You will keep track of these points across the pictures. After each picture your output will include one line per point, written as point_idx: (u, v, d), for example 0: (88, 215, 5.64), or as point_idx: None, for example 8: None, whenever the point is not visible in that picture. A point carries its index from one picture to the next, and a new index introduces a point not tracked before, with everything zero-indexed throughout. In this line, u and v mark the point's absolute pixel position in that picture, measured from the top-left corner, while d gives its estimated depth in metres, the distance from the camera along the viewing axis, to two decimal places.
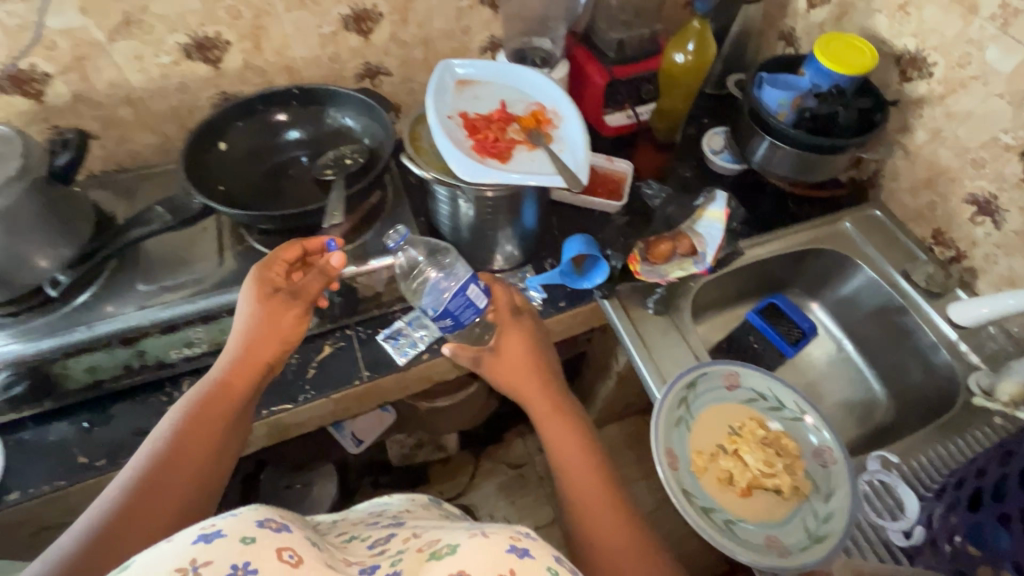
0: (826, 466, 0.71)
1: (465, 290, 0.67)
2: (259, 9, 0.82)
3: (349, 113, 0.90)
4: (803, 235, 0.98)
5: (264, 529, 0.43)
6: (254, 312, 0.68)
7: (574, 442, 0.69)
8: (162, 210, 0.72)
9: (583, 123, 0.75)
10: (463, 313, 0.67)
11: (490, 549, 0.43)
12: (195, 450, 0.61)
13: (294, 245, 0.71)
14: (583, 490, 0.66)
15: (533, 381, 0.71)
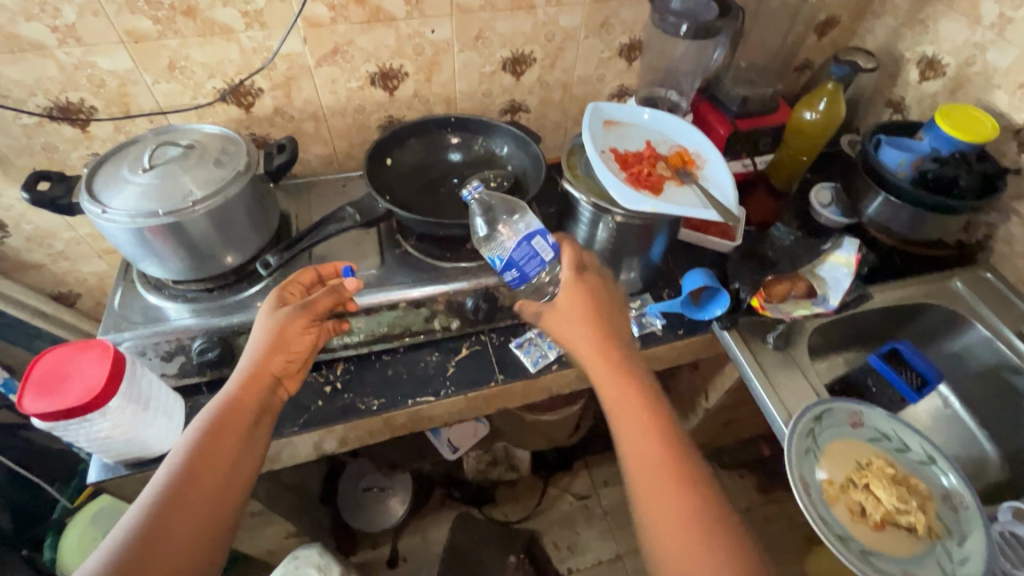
0: (958, 511, 0.73)
1: (528, 241, 0.71)
2: (439, 48, 0.94)
3: (498, 143, 1.00)
4: (916, 289, 1.00)
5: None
6: (267, 329, 0.72)
7: (644, 415, 0.63)
8: (352, 210, 0.83)
9: (730, 166, 0.83)
10: (527, 263, 0.71)
11: None
12: (217, 458, 0.62)
13: (310, 271, 0.81)
14: (654, 458, 0.60)
15: (597, 348, 0.68)
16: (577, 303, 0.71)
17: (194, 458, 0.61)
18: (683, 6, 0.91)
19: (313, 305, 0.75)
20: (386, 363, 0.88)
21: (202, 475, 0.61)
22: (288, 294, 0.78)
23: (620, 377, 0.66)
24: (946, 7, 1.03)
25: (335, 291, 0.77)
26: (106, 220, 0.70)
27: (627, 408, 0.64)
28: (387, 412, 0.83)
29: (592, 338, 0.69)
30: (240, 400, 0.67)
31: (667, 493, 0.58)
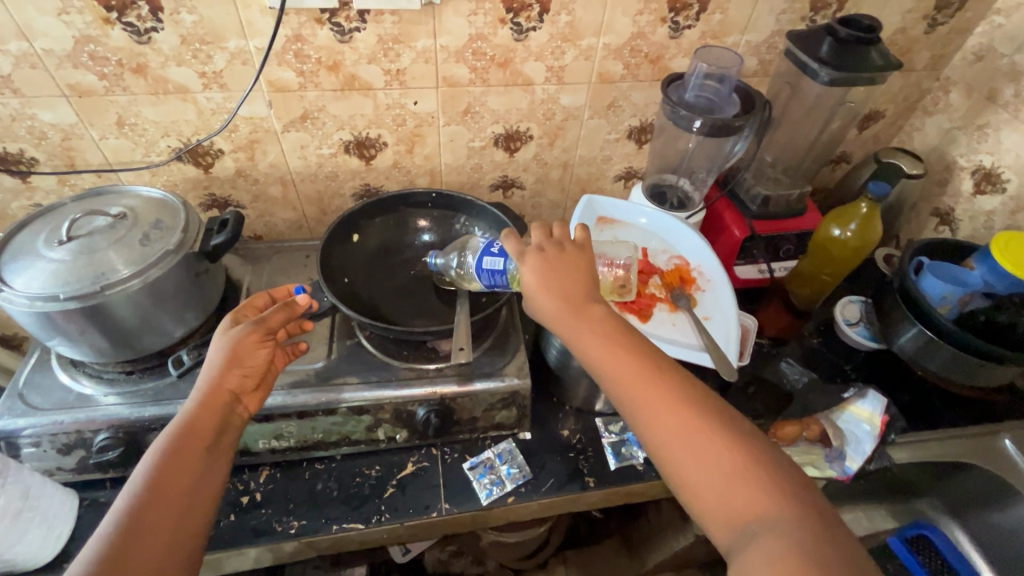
0: None
1: (477, 264, 0.70)
2: (422, 120, 0.85)
3: (480, 223, 0.88)
4: (954, 443, 0.83)
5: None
6: (220, 349, 0.62)
7: (633, 361, 0.54)
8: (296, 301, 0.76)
9: (735, 294, 0.70)
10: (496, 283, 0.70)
11: None
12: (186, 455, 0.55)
13: (262, 294, 0.71)
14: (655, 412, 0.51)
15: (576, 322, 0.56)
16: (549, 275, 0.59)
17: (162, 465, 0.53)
18: (698, 97, 0.82)
19: (267, 320, 0.66)
20: (317, 474, 0.77)
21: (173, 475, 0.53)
22: (241, 315, 0.68)
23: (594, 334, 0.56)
24: (1011, 117, 0.90)
25: (288, 306, 0.68)
26: (5, 300, 0.62)
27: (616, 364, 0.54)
28: (305, 538, 0.71)
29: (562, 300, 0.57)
30: (201, 415, 0.58)
31: (676, 442, 0.50)
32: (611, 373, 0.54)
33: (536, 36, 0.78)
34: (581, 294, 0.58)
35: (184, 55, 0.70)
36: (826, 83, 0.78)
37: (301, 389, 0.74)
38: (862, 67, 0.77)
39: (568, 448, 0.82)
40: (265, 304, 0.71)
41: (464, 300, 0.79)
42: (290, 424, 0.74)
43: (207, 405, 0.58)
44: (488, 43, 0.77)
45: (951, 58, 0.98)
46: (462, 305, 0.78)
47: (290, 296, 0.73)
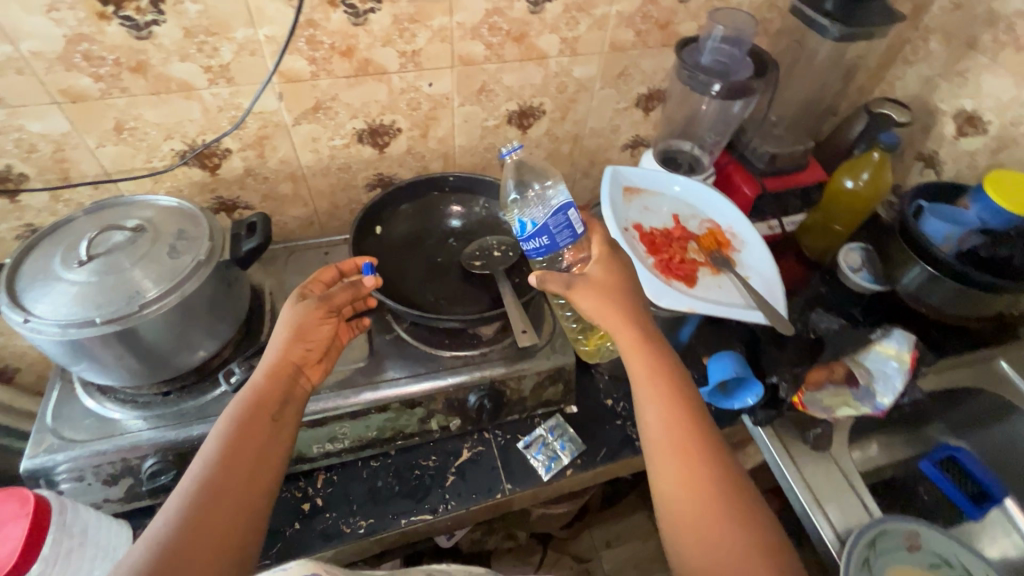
0: None
1: (567, 211, 0.60)
2: (437, 102, 0.82)
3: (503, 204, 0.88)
4: (961, 372, 0.92)
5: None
6: (290, 321, 0.61)
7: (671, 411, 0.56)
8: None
9: (771, 253, 0.74)
10: (560, 236, 0.60)
11: None
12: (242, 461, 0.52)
13: (329, 268, 0.68)
14: (681, 482, 0.52)
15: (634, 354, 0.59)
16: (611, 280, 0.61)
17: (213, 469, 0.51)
18: (713, 60, 0.83)
19: (331, 297, 0.64)
20: (374, 472, 0.76)
21: (223, 483, 0.50)
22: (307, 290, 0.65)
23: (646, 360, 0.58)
24: (989, 61, 0.94)
25: (352, 286, 0.66)
26: (30, 331, 0.58)
27: (660, 417, 0.56)
28: (375, 536, 0.71)
29: (622, 315, 0.59)
30: (268, 387, 0.57)
31: (702, 515, 0.50)
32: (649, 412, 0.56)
33: (551, 8, 0.76)
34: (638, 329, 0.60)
35: (187, 49, 0.65)
36: (835, 39, 0.80)
37: (350, 389, 0.73)
38: (864, 21, 0.79)
39: (614, 417, 0.84)
40: (333, 279, 0.68)
41: (506, 281, 0.78)
42: (344, 426, 0.72)
43: (277, 378, 0.58)
44: (503, 17, 0.75)
45: (929, 7, 1.01)
46: (503, 287, 0.78)
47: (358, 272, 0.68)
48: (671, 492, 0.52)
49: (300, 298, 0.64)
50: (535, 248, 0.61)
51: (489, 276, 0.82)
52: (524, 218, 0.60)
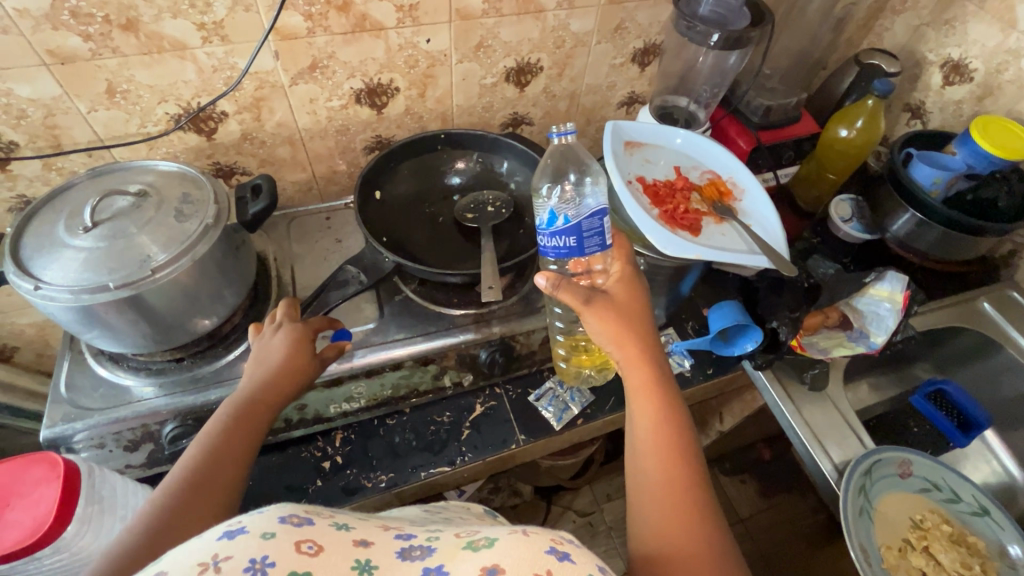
0: (1016, 569, 0.70)
1: (604, 214, 0.57)
2: (434, 59, 0.81)
3: (498, 155, 0.88)
4: (945, 313, 0.95)
5: (285, 524, 0.40)
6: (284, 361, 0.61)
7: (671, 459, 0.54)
8: (355, 270, 0.74)
9: (772, 201, 0.76)
10: (585, 244, 0.57)
11: (530, 547, 0.41)
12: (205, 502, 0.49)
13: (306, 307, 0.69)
14: (668, 513, 0.51)
15: (644, 396, 0.57)
16: (629, 299, 0.61)
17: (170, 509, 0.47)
18: (711, 11, 0.83)
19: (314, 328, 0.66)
20: (391, 429, 0.78)
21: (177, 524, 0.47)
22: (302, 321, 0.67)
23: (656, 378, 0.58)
24: (976, 8, 0.95)
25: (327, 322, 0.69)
26: (42, 299, 0.57)
27: (654, 445, 0.55)
28: (397, 488, 0.73)
29: (635, 345, 0.58)
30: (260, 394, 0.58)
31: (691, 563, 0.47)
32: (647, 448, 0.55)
33: None
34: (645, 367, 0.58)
35: (180, 5, 0.63)
36: None
37: (365, 349, 0.73)
38: None
39: None
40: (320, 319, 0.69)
41: (489, 237, 0.78)
42: (359, 385, 0.74)
43: (267, 385, 0.59)
44: None
45: None
46: (487, 244, 0.77)
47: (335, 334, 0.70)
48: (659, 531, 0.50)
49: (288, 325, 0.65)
50: (557, 245, 0.58)
51: (479, 228, 0.82)
52: (558, 211, 0.57)
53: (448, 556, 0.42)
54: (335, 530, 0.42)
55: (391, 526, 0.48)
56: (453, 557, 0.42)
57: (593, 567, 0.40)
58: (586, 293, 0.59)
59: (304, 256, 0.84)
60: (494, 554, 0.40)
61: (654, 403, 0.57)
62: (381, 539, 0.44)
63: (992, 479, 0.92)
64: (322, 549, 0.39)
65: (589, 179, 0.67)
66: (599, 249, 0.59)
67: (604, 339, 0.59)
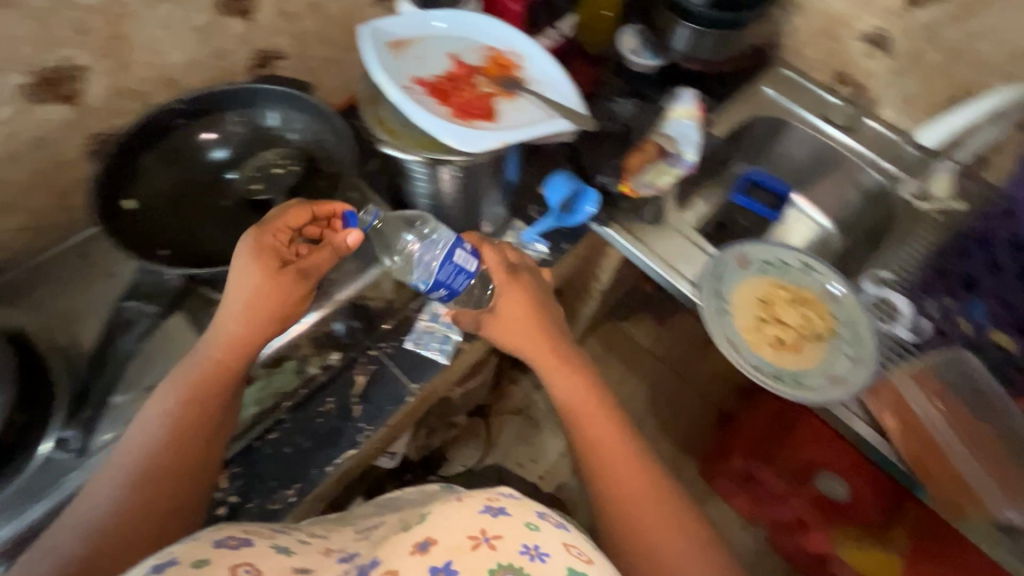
0: (840, 301, 0.81)
1: (451, 257, 0.67)
2: (110, 14, 0.63)
3: (258, 108, 0.76)
4: (737, 111, 1.04)
5: (221, 549, 0.50)
6: (263, 290, 0.60)
7: (607, 426, 0.66)
8: (136, 304, 0.64)
9: (554, 58, 0.72)
10: (453, 281, 0.67)
11: (466, 512, 0.53)
12: (173, 469, 0.56)
13: (303, 208, 0.65)
14: (611, 465, 0.63)
15: (564, 377, 0.68)
16: (512, 309, 0.69)
17: (142, 476, 0.54)
18: None
19: (273, 244, 0.62)
20: (276, 442, 0.71)
21: (152, 478, 0.55)
22: (274, 240, 0.62)
23: (570, 383, 0.68)
24: None
25: (308, 211, 0.65)
26: None
27: (584, 417, 0.66)
28: (310, 495, 0.69)
29: (542, 346, 0.69)
30: (219, 345, 0.60)
31: (636, 497, 0.62)
32: (577, 419, 0.67)
33: None
34: (552, 358, 0.69)
35: None
36: None
37: None
38: None
39: None
40: (299, 223, 0.64)
41: (285, 206, 0.69)
42: None
43: (236, 339, 0.60)
44: None
45: None
46: (283, 214, 0.69)
47: (341, 215, 0.66)
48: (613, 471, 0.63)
49: (256, 248, 0.61)
50: (439, 294, 0.70)
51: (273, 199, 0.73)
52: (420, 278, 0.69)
53: (452, 549, 0.49)
54: (272, 553, 0.54)
55: (332, 550, 0.59)
56: (458, 547, 0.49)
57: (569, 556, 0.50)
58: (473, 320, 0.71)
59: (81, 308, 0.70)
60: (438, 519, 0.53)
61: (578, 385, 0.68)
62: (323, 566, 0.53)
63: None
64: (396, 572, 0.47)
65: (432, 232, 0.74)
66: (470, 276, 0.68)
67: (516, 344, 0.70)
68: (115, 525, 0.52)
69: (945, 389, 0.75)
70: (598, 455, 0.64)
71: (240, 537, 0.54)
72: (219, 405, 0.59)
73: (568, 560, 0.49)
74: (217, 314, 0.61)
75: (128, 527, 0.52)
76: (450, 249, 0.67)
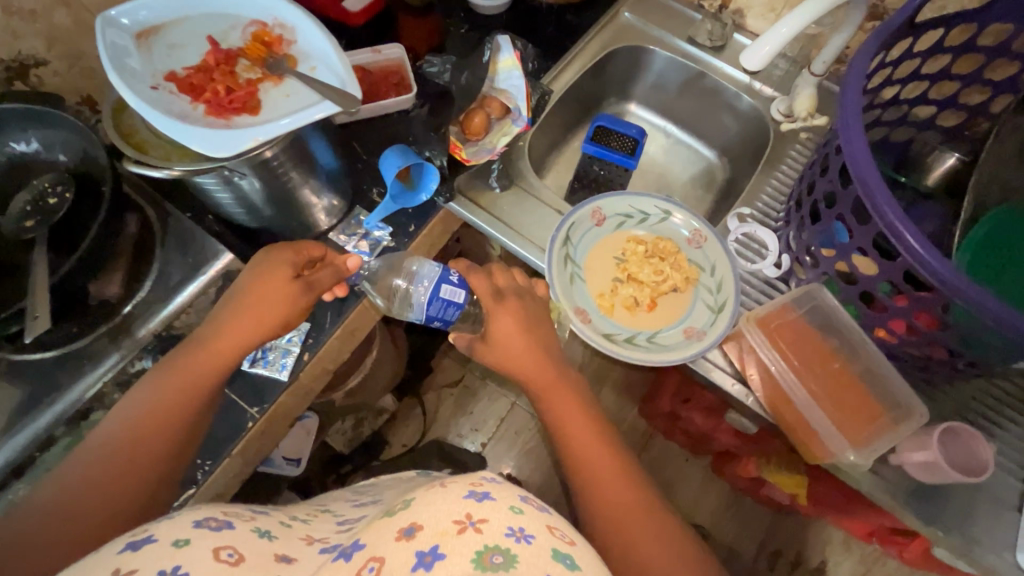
0: (701, 246, 0.77)
1: (437, 293, 0.65)
2: None
3: (6, 133, 0.66)
4: (593, 46, 0.95)
5: (201, 529, 0.44)
6: (257, 293, 0.61)
7: (608, 456, 0.63)
8: None
9: (320, 26, 0.61)
10: (444, 316, 0.65)
11: (450, 496, 0.43)
12: (142, 461, 0.56)
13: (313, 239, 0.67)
14: (610, 487, 0.61)
15: (568, 407, 0.65)
16: (516, 339, 0.65)
17: (111, 458, 0.55)
18: None
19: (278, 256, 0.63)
20: None
21: (116, 467, 0.55)
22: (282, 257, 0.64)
23: (575, 410, 0.65)
24: None
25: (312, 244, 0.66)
26: None
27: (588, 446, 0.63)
28: None
29: (551, 376, 0.66)
30: (213, 338, 0.61)
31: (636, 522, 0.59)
32: (581, 445, 0.63)
33: None
34: (558, 384, 0.66)
35: None
36: None
37: None
38: None
39: None
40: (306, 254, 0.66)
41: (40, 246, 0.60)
42: (20, 487, 0.60)
43: (229, 333, 0.61)
44: None
45: None
46: (37, 255, 0.59)
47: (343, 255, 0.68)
48: (610, 502, 0.60)
49: (260, 260, 0.63)
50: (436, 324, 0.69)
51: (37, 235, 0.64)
52: (414, 314, 0.67)
53: (438, 534, 0.40)
54: (254, 536, 0.46)
55: (315, 537, 0.51)
56: (444, 532, 0.40)
57: (554, 538, 0.42)
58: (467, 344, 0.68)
59: None
60: (420, 506, 0.43)
61: (586, 418, 0.66)
62: (303, 556, 0.46)
63: (697, 169, 1.04)
64: (381, 562, 0.39)
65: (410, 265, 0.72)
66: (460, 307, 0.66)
67: (517, 369, 0.66)
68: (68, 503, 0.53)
69: (804, 328, 0.67)
70: (596, 478, 0.62)
71: (222, 517, 0.47)
72: (193, 413, 0.58)
73: (552, 540, 0.41)
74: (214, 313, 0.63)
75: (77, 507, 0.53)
76: (436, 284, 0.65)
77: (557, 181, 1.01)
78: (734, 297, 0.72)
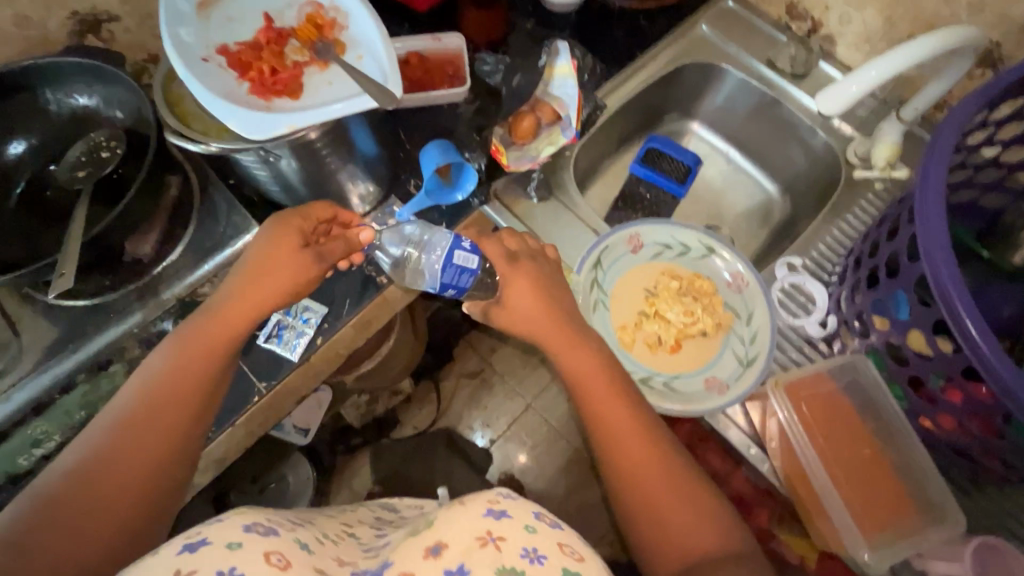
0: (741, 291, 0.71)
1: (450, 255, 0.57)
2: None
3: (69, 84, 0.68)
4: (662, 58, 0.89)
5: (251, 533, 0.42)
6: (271, 254, 0.60)
7: (662, 467, 0.53)
8: None
9: (372, 13, 0.60)
10: (458, 282, 0.57)
11: (467, 518, 0.42)
12: (162, 425, 0.53)
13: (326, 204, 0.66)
14: (672, 508, 0.51)
15: (619, 411, 0.56)
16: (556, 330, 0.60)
17: (124, 424, 0.53)
18: None
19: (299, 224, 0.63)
20: None
21: (135, 437, 0.52)
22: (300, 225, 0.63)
23: (629, 421, 0.56)
24: None
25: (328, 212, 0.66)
26: None
27: (639, 458, 0.53)
28: None
29: (605, 385, 0.57)
30: (229, 302, 0.59)
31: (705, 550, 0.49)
32: (631, 458, 0.53)
33: None
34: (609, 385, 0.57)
35: None
36: None
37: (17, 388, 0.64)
38: None
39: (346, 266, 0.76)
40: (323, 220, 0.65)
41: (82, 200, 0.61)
42: (37, 424, 0.63)
43: (244, 295, 0.59)
44: None
45: None
46: (77, 208, 0.61)
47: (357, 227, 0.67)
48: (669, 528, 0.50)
49: (276, 226, 0.62)
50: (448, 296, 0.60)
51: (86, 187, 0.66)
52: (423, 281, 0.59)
53: (462, 551, 0.39)
54: (296, 547, 0.44)
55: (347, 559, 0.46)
56: (468, 549, 0.39)
57: (564, 556, 0.40)
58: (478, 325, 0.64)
59: None
60: (443, 526, 0.43)
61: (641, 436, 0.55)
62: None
63: (754, 202, 0.97)
64: None
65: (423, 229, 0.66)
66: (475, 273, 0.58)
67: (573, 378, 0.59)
68: (84, 476, 0.50)
69: (834, 400, 0.62)
70: (652, 495, 0.52)
71: (269, 523, 0.45)
72: (209, 378, 0.56)
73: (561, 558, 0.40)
74: (227, 282, 0.62)
75: (93, 478, 0.50)
76: (449, 244, 0.57)
77: (602, 194, 0.96)
78: (767, 352, 0.67)
